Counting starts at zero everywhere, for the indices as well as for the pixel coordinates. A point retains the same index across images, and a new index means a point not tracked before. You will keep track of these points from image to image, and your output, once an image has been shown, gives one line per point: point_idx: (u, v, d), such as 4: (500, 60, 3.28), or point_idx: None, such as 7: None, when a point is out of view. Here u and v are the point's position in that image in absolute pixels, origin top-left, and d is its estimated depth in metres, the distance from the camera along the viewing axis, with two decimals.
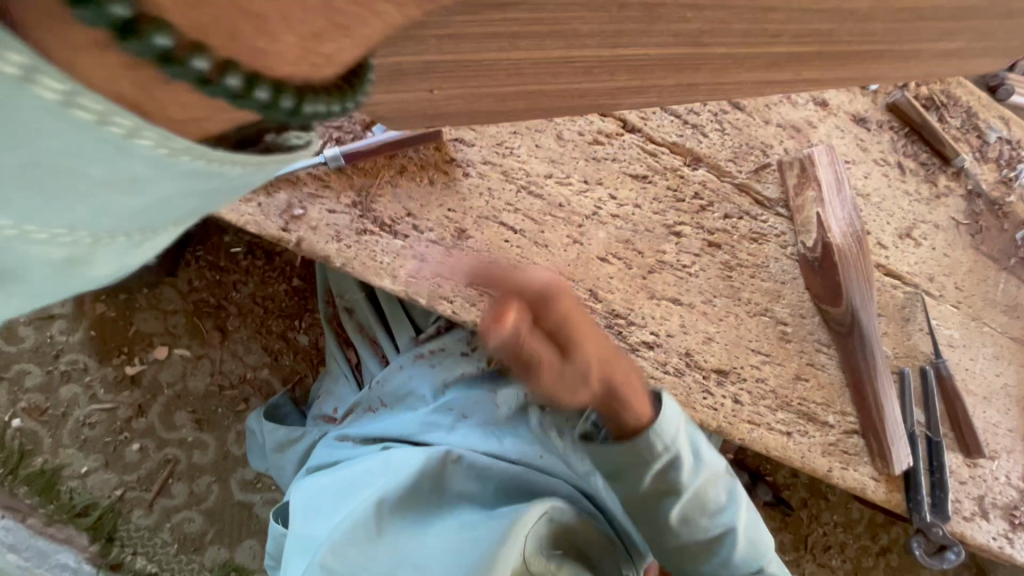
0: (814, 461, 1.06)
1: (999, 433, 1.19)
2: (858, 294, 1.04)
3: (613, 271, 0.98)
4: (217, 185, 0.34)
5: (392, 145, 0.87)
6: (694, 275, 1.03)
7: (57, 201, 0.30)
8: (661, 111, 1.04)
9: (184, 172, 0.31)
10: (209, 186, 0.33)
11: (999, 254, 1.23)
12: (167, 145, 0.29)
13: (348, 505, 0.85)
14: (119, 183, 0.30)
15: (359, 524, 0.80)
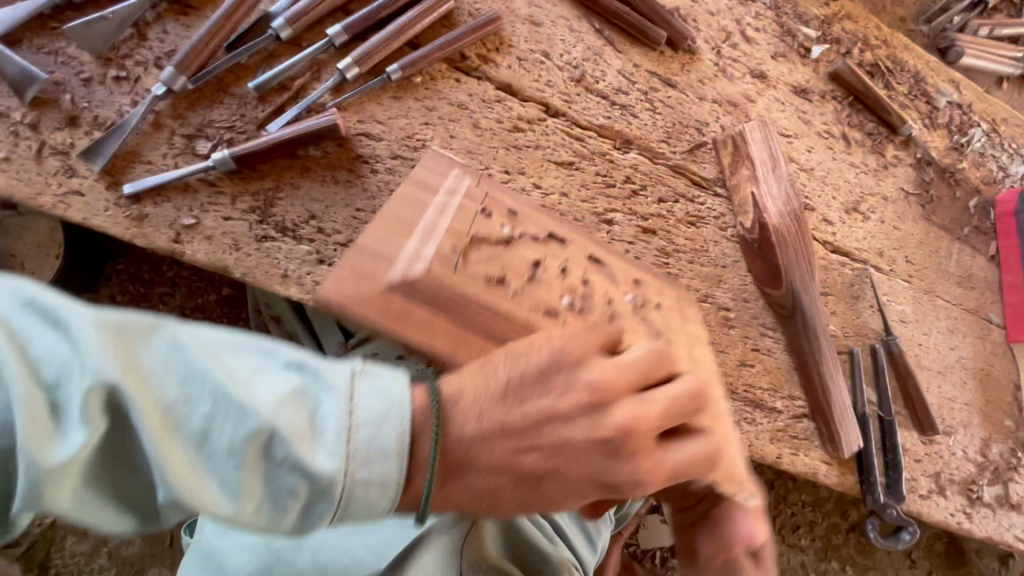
0: (762, 449, 1.03)
1: (955, 408, 1.16)
2: (799, 275, 1.00)
3: None
4: (361, 514, 0.48)
5: (288, 144, 0.81)
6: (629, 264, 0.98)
7: (296, 496, 0.45)
8: (587, 93, 0.98)
9: (374, 490, 0.47)
10: (375, 507, 0.48)
11: (952, 224, 1.19)
12: (384, 466, 0.47)
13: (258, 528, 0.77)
14: (355, 484, 0.47)
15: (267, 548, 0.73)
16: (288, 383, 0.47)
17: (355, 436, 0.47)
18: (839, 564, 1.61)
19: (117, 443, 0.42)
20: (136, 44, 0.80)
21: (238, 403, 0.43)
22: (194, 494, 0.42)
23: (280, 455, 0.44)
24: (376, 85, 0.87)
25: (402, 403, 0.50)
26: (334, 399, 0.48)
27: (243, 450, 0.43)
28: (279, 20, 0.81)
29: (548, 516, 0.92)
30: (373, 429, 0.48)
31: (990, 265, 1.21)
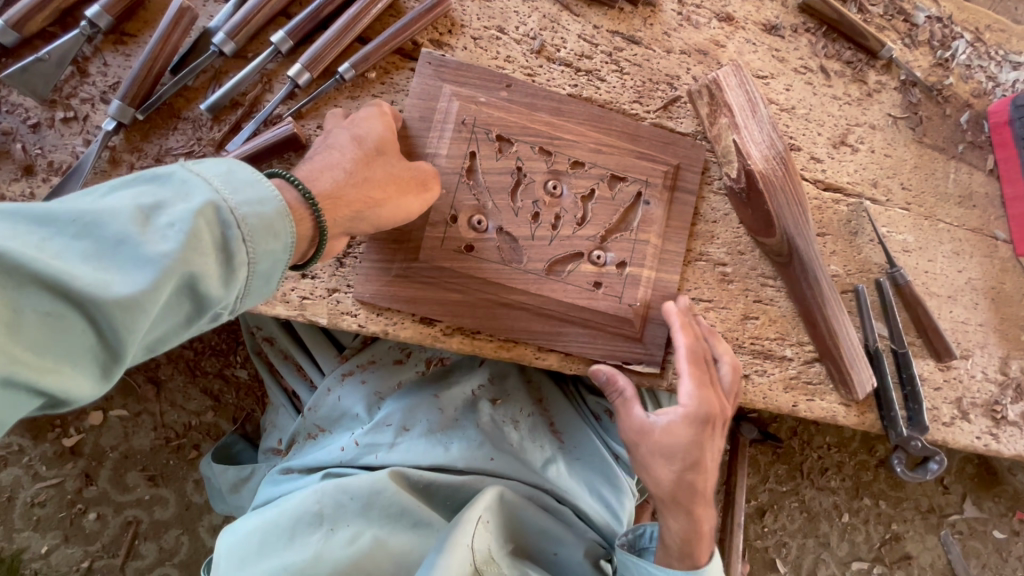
0: (777, 399, 1.02)
1: (970, 330, 1.14)
2: (792, 220, 0.95)
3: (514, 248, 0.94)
4: (264, 266, 0.62)
5: (250, 159, 0.78)
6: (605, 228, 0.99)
7: (202, 243, 0.56)
8: (549, 63, 0.95)
9: (275, 220, 0.62)
10: (275, 248, 0.62)
11: (945, 143, 1.15)
12: (278, 218, 0.62)
13: (271, 515, 0.86)
14: (245, 251, 0.59)
15: (283, 526, 0.84)
16: (143, 202, 0.56)
17: (249, 201, 0.60)
18: (872, 500, 1.61)
19: (42, 288, 0.50)
20: (80, 81, 0.78)
21: (144, 242, 0.54)
22: (124, 284, 0.52)
23: (168, 236, 0.55)
24: (330, 87, 0.84)
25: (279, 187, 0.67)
26: (185, 174, 0.59)
27: (171, 204, 0.57)
28: (220, 34, 0.78)
29: (566, 497, 0.99)
30: (252, 225, 0.60)
31: (990, 180, 1.17)
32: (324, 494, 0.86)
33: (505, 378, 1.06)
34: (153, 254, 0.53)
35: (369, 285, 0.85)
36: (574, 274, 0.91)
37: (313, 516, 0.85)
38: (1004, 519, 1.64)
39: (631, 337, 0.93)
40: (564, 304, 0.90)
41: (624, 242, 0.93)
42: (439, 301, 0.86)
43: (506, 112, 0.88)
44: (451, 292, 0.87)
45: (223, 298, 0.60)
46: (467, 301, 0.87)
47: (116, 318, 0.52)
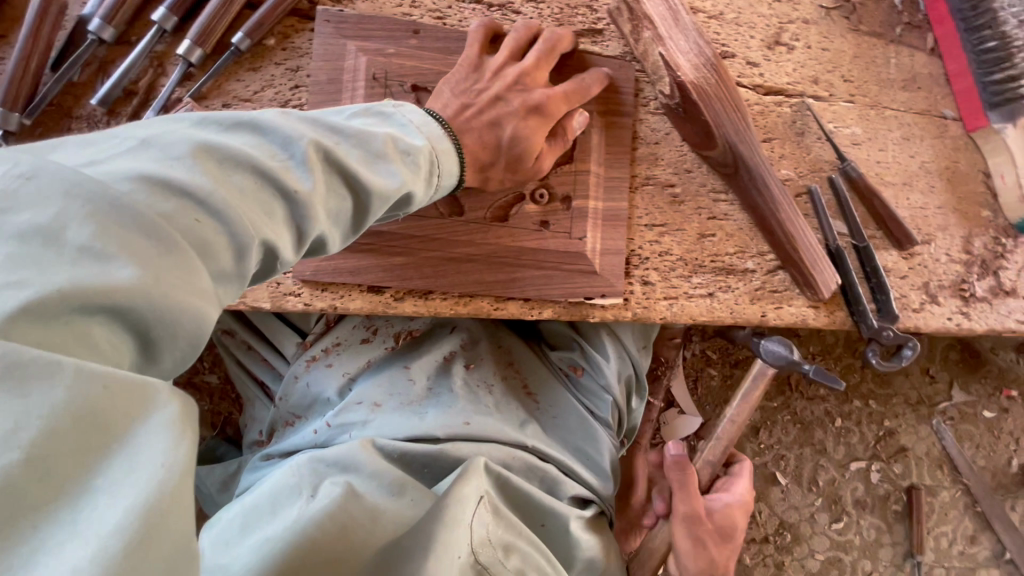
0: (745, 312, 1.01)
1: (929, 215, 1.13)
2: (732, 127, 0.92)
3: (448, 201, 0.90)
4: (361, 207, 0.61)
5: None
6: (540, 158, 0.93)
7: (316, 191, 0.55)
8: (459, 2, 0.90)
9: (447, 156, 0.71)
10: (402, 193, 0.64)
11: (883, 27, 1.12)
12: (419, 139, 0.68)
13: (256, 494, 0.86)
14: (371, 187, 0.60)
15: (265, 499, 0.83)
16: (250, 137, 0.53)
17: (380, 121, 0.66)
18: (862, 401, 1.64)
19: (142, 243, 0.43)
20: None
21: (265, 171, 0.52)
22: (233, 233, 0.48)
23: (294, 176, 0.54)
24: (227, 60, 0.80)
25: (432, 119, 0.72)
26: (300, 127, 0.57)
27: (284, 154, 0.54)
28: (95, 21, 0.73)
29: (546, 454, 1.00)
30: (361, 148, 0.61)
31: (932, 59, 1.15)
32: (304, 465, 0.87)
33: (476, 343, 1.09)
34: (267, 201, 0.52)
35: (308, 263, 0.84)
36: (520, 216, 0.89)
37: (294, 487, 0.84)
38: (992, 398, 1.68)
39: (586, 271, 0.91)
40: (513, 249, 0.88)
41: (561, 177, 0.90)
42: (385, 267, 0.85)
43: (415, 60, 0.83)
44: (394, 254, 0.85)
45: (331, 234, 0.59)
46: (412, 263, 0.85)
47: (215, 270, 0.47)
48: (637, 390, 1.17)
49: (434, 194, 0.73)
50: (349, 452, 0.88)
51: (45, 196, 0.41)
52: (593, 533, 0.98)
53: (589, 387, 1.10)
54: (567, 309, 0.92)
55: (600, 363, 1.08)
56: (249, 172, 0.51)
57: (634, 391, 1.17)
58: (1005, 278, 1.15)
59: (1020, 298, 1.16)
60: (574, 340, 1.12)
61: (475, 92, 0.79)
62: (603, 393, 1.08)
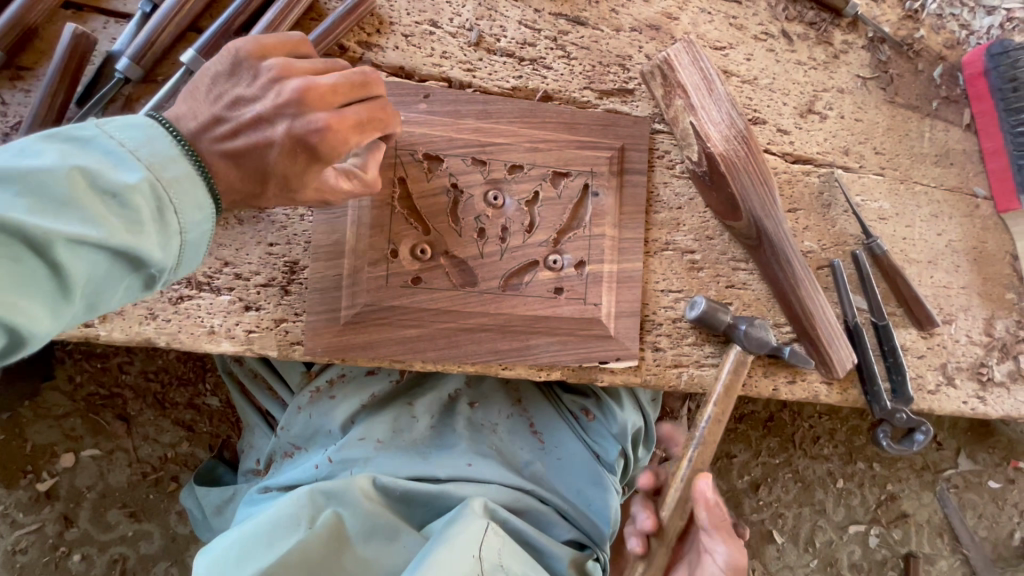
0: (756, 385, 1.00)
1: (952, 294, 1.10)
2: (758, 201, 0.89)
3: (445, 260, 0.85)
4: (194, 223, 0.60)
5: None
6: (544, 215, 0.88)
7: (137, 207, 0.55)
8: (490, 55, 0.89)
9: (181, 185, 0.58)
10: (187, 218, 0.59)
11: (919, 100, 1.10)
12: (178, 166, 0.59)
13: (249, 524, 0.83)
14: (69, 238, 0.52)
15: (261, 531, 0.82)
16: (72, 148, 0.54)
17: (74, 151, 0.54)
18: (866, 463, 1.61)
19: None
20: None
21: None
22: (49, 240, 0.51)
23: (108, 191, 0.54)
24: None
25: (162, 139, 0.59)
26: (106, 141, 0.56)
27: (108, 164, 0.55)
28: (122, 61, 0.72)
29: (548, 497, 0.99)
30: (37, 193, 0.52)
31: (967, 136, 1.12)
32: (295, 502, 0.84)
33: (482, 381, 1.07)
34: (80, 210, 0.53)
35: (314, 312, 0.80)
36: (532, 285, 0.87)
37: (291, 521, 0.82)
38: (998, 469, 1.64)
39: (598, 335, 0.89)
40: (527, 316, 0.86)
41: (578, 237, 0.88)
42: (393, 330, 0.82)
43: (436, 112, 0.83)
44: (406, 327, 0.82)
45: (36, 293, 0.52)
46: (424, 334, 0.83)
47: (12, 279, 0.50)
48: (646, 440, 1.15)
49: (203, 221, 0.61)
50: (349, 489, 0.86)
51: None
52: None
53: (599, 432, 1.06)
54: (576, 372, 0.91)
55: (615, 411, 1.05)
56: (64, 183, 0.52)
57: (641, 442, 1.14)
58: None
59: None
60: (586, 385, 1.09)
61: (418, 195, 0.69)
62: (613, 440, 1.04)
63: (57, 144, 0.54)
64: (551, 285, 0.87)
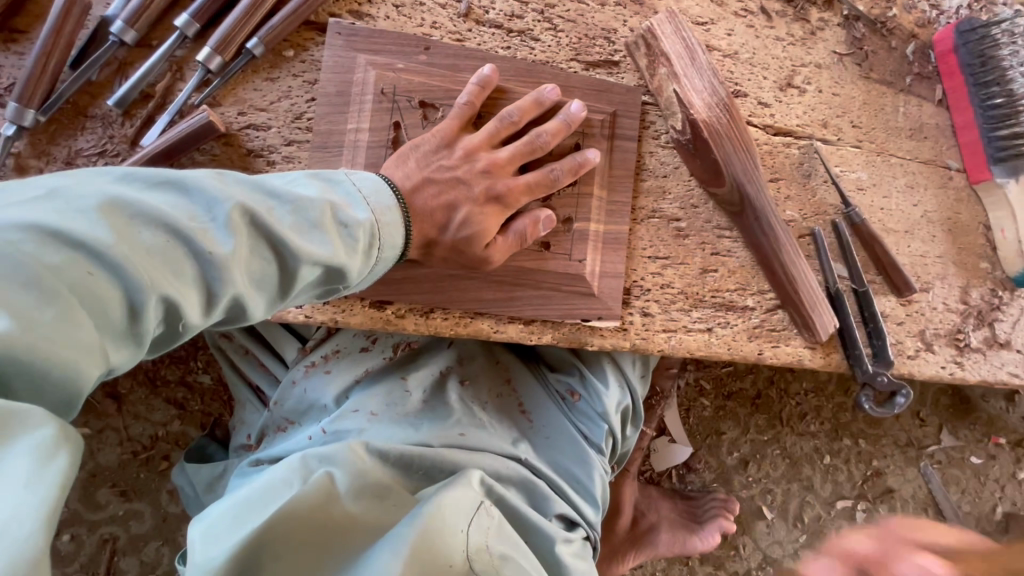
0: (742, 349, 1.02)
1: (929, 263, 1.14)
2: (740, 167, 0.93)
3: None
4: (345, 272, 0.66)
5: (183, 146, 0.76)
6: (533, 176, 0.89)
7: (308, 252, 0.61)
8: (479, 26, 0.91)
9: (392, 228, 0.71)
10: (335, 263, 0.63)
11: (893, 76, 1.14)
12: (353, 216, 0.66)
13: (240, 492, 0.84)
14: (295, 253, 0.60)
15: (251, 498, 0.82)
16: (258, 192, 0.59)
17: (328, 187, 0.65)
18: (851, 440, 1.64)
19: (144, 260, 0.51)
20: None
21: (180, 232, 0.53)
22: (224, 264, 0.55)
23: (290, 240, 0.59)
24: (243, 64, 0.80)
25: (388, 189, 0.72)
26: (289, 190, 0.61)
27: (288, 206, 0.61)
28: (117, 24, 0.73)
29: (538, 471, 0.99)
30: (296, 215, 0.61)
31: (939, 111, 1.16)
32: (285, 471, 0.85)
33: (472, 360, 1.07)
34: (261, 245, 0.58)
35: None
36: None
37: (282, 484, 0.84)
38: (980, 444, 1.68)
39: (583, 292, 0.91)
40: (513, 270, 0.89)
41: (567, 200, 0.91)
42: (383, 282, 0.85)
43: (427, 76, 0.84)
44: (395, 269, 0.85)
45: (251, 300, 0.59)
46: (411, 276, 0.85)
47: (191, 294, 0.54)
48: (634, 419, 1.15)
49: (377, 270, 0.72)
50: (341, 453, 0.87)
51: (78, 208, 0.49)
52: (583, 558, 0.95)
53: (585, 413, 1.06)
54: (565, 335, 0.92)
55: (598, 389, 1.05)
56: (253, 218, 0.57)
57: (630, 421, 1.15)
58: (1000, 331, 1.16)
59: (1013, 351, 1.17)
60: (572, 363, 1.09)
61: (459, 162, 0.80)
62: (599, 420, 1.05)
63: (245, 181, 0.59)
64: (541, 247, 0.89)
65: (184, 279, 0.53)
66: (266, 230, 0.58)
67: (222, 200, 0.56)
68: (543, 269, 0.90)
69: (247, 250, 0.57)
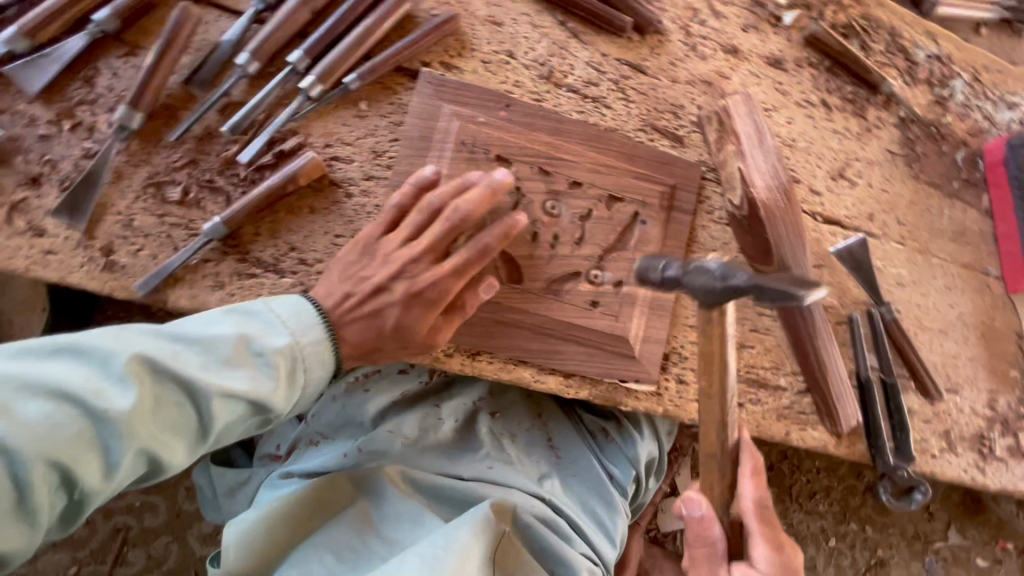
0: (769, 428, 1.03)
1: (960, 365, 1.16)
2: (789, 250, 0.95)
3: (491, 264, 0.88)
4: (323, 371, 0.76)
5: (279, 192, 0.81)
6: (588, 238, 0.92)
7: (227, 391, 0.67)
8: (557, 89, 0.96)
9: (327, 355, 0.76)
10: (263, 398, 0.70)
11: (941, 179, 1.17)
12: (267, 344, 0.71)
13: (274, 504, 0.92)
14: (213, 394, 0.66)
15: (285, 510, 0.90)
16: (150, 338, 0.65)
17: (245, 321, 0.71)
18: (858, 525, 1.63)
19: (43, 434, 0.57)
20: (88, 92, 0.78)
21: (71, 396, 0.59)
22: (136, 423, 0.61)
23: (186, 384, 0.65)
24: (336, 98, 0.85)
25: (309, 308, 0.76)
26: (179, 331, 0.67)
27: (194, 347, 0.67)
28: (244, 55, 0.78)
29: (562, 510, 0.99)
30: (204, 355, 0.67)
31: (983, 217, 1.19)
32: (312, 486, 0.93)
33: (506, 392, 1.10)
34: (165, 389, 0.65)
35: None
36: (572, 293, 0.92)
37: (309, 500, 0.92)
38: (987, 547, 1.66)
39: (626, 354, 0.94)
40: (561, 323, 0.91)
41: (621, 261, 0.94)
42: None
43: (505, 132, 0.89)
44: None
45: (174, 434, 0.65)
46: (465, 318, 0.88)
47: (105, 452, 0.60)
48: (657, 470, 1.16)
49: (313, 390, 0.77)
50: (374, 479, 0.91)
51: None
52: None
53: (614, 455, 1.08)
54: (601, 393, 0.94)
55: (634, 440, 1.07)
56: (147, 364, 0.63)
57: (653, 471, 1.16)
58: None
59: None
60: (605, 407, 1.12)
61: (360, 279, 0.79)
62: (628, 464, 1.07)
63: (129, 333, 0.65)
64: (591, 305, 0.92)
65: (94, 440, 0.60)
66: (160, 376, 0.64)
67: (106, 354, 0.62)
68: (590, 327, 0.92)
69: (149, 398, 0.63)
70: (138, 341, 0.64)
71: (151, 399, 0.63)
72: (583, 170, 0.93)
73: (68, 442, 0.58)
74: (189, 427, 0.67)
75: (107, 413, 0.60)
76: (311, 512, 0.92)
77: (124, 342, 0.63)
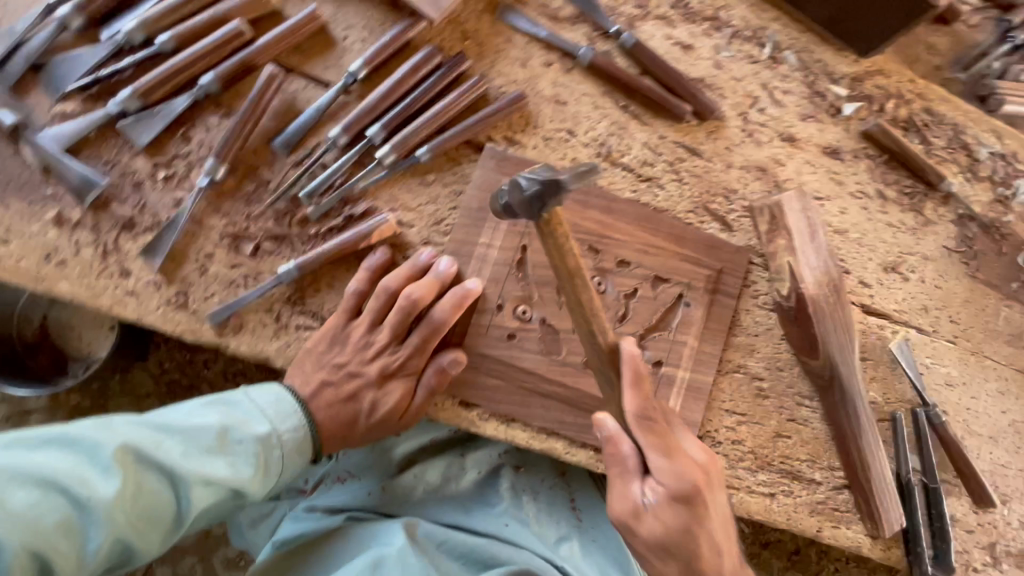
0: (801, 522, 0.99)
1: (1010, 476, 1.10)
2: (837, 346, 0.95)
3: (532, 335, 0.90)
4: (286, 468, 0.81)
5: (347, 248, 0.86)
6: (630, 315, 0.95)
7: (209, 479, 0.72)
8: (612, 167, 0.99)
9: (295, 440, 0.82)
10: (237, 483, 0.75)
11: (999, 280, 1.14)
12: (236, 433, 0.77)
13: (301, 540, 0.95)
14: (197, 482, 0.72)
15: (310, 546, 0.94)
16: (133, 425, 0.71)
17: (223, 411, 0.78)
18: None
19: (40, 518, 0.62)
20: (181, 146, 0.87)
21: (60, 485, 0.64)
22: (121, 510, 0.67)
23: (172, 474, 0.71)
24: (405, 167, 0.91)
25: (288, 398, 0.84)
26: (159, 419, 0.74)
27: (195, 438, 0.74)
28: (336, 128, 0.88)
29: None
30: (186, 444, 0.73)
31: None
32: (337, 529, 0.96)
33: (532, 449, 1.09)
34: (154, 478, 0.70)
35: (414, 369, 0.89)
36: None
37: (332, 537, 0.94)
38: None
39: None
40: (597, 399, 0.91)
41: (661, 341, 0.95)
42: (476, 387, 0.89)
43: None
44: (489, 378, 0.89)
45: (156, 522, 0.71)
46: (503, 386, 0.89)
47: (91, 538, 0.65)
48: None
49: (291, 472, 0.83)
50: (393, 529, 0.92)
51: None
52: None
53: None
54: None
55: None
56: (135, 455, 0.69)
57: None
58: None
59: None
60: None
61: (338, 367, 0.87)
62: None
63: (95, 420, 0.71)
64: None
65: (84, 522, 0.65)
66: (151, 463, 0.70)
67: (85, 439, 0.68)
68: None
69: (142, 484, 0.69)
70: (123, 429, 0.70)
71: (140, 488, 0.68)
72: (630, 250, 0.95)
73: (59, 526, 0.63)
74: (170, 516, 0.72)
75: (99, 500, 0.65)
76: (325, 554, 0.92)
77: (103, 428, 0.69)
